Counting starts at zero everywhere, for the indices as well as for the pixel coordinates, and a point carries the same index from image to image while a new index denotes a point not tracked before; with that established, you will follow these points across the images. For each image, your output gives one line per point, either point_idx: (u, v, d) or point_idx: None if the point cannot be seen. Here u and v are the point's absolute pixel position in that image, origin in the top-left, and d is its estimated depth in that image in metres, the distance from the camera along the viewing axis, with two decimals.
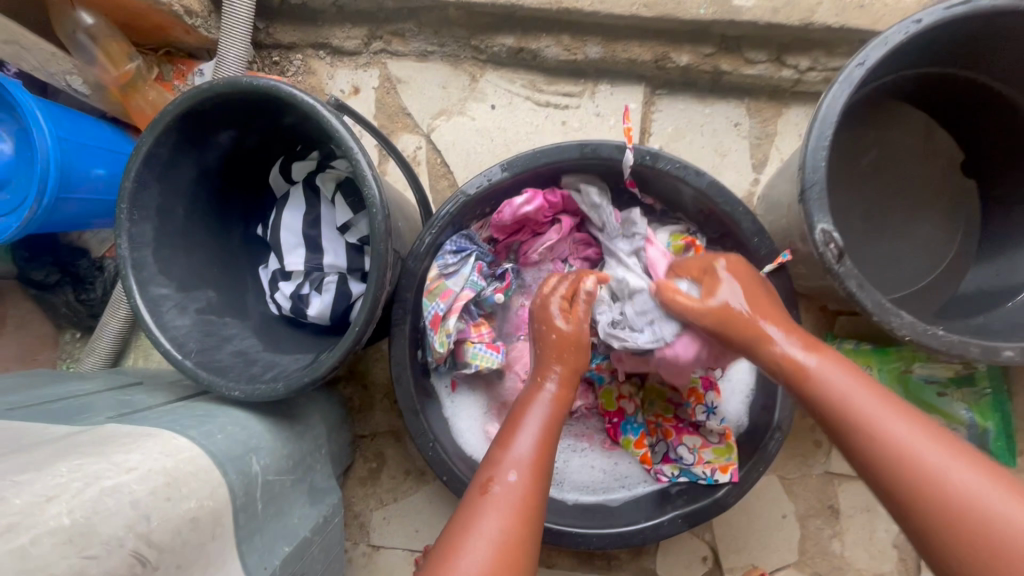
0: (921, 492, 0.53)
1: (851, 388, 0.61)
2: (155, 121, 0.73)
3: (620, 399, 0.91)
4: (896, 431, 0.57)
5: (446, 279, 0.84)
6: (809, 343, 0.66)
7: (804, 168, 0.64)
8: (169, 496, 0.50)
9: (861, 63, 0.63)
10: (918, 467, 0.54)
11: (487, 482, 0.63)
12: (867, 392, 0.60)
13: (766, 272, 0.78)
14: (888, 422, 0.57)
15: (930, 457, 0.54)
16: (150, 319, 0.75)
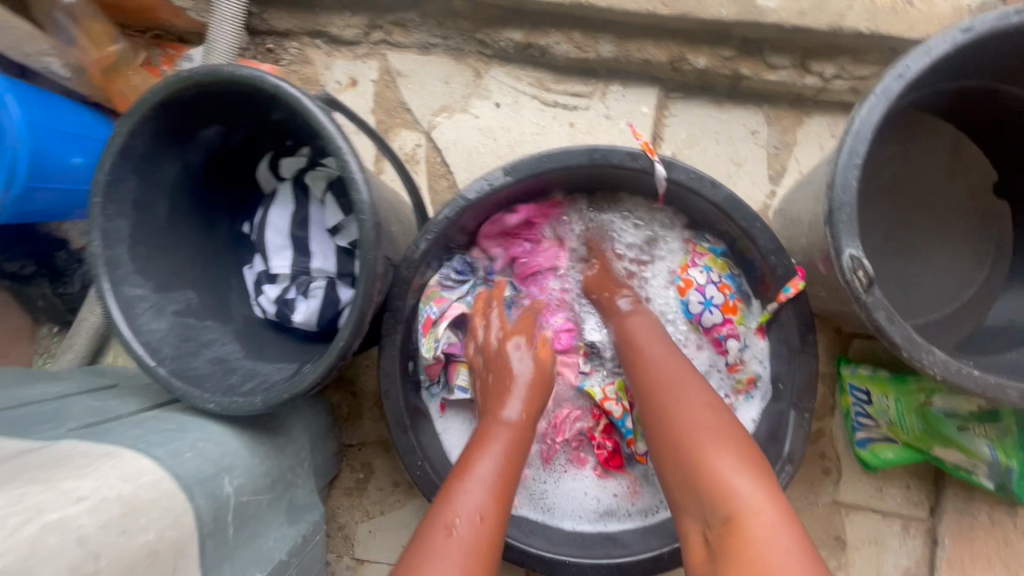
0: (699, 485, 0.57)
1: (683, 398, 0.64)
2: (131, 108, 0.67)
3: (607, 401, 0.83)
4: (699, 433, 0.60)
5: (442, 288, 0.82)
6: (657, 337, 0.74)
7: (832, 187, 0.59)
8: (123, 530, 0.46)
9: (901, 74, 0.57)
10: (685, 446, 0.60)
11: (468, 473, 0.64)
12: (696, 394, 0.65)
13: (771, 310, 0.78)
14: (699, 420, 0.61)
15: (718, 457, 0.57)
16: (123, 322, 0.70)
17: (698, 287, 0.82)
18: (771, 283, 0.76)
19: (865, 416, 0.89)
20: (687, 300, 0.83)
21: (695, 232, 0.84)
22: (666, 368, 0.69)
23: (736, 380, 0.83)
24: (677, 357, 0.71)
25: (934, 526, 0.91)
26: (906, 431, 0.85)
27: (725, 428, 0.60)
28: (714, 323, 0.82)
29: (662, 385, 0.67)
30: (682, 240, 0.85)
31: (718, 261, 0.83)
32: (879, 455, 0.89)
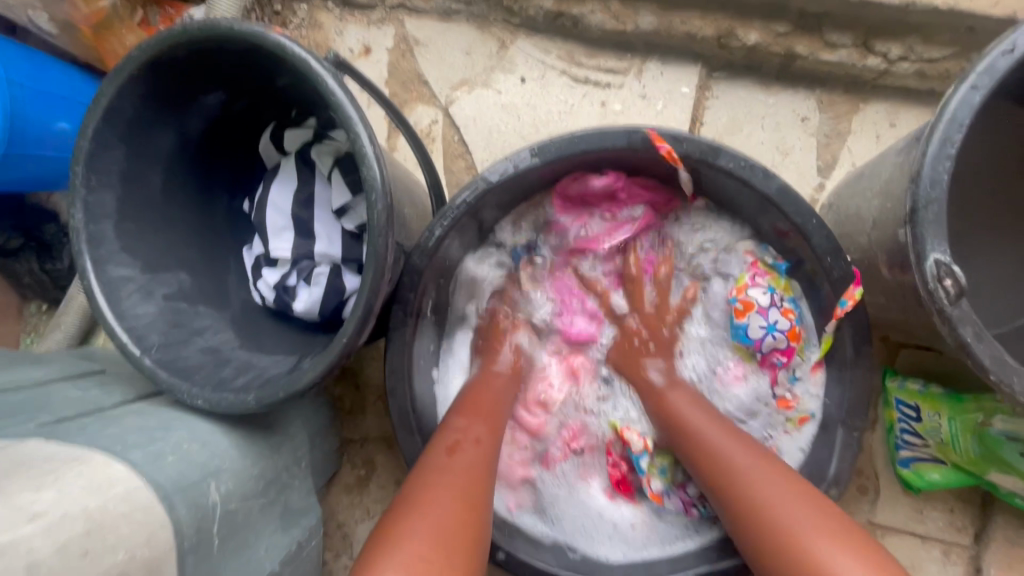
0: (766, 536, 0.52)
1: (743, 461, 0.58)
2: (117, 66, 0.60)
3: (627, 430, 0.75)
4: (776, 503, 0.53)
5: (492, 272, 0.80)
6: (696, 400, 0.68)
7: (917, 181, 0.50)
8: (87, 550, 0.40)
9: (1008, 50, 0.49)
10: (762, 521, 0.53)
11: (452, 442, 0.61)
12: (739, 443, 0.61)
13: (831, 331, 0.70)
14: (751, 469, 0.57)
15: (780, 504, 0.53)
16: (106, 305, 0.64)
17: (759, 311, 0.72)
18: (825, 287, 0.68)
19: (912, 434, 0.81)
20: (744, 325, 0.73)
21: (758, 244, 0.74)
22: (697, 414, 0.66)
23: (786, 418, 0.73)
24: (699, 401, 0.68)
25: (979, 554, 0.84)
26: (959, 453, 0.78)
27: (780, 473, 0.57)
28: (770, 349, 0.73)
29: (702, 437, 0.63)
30: (740, 254, 0.75)
31: (781, 281, 0.73)
32: (924, 477, 0.82)
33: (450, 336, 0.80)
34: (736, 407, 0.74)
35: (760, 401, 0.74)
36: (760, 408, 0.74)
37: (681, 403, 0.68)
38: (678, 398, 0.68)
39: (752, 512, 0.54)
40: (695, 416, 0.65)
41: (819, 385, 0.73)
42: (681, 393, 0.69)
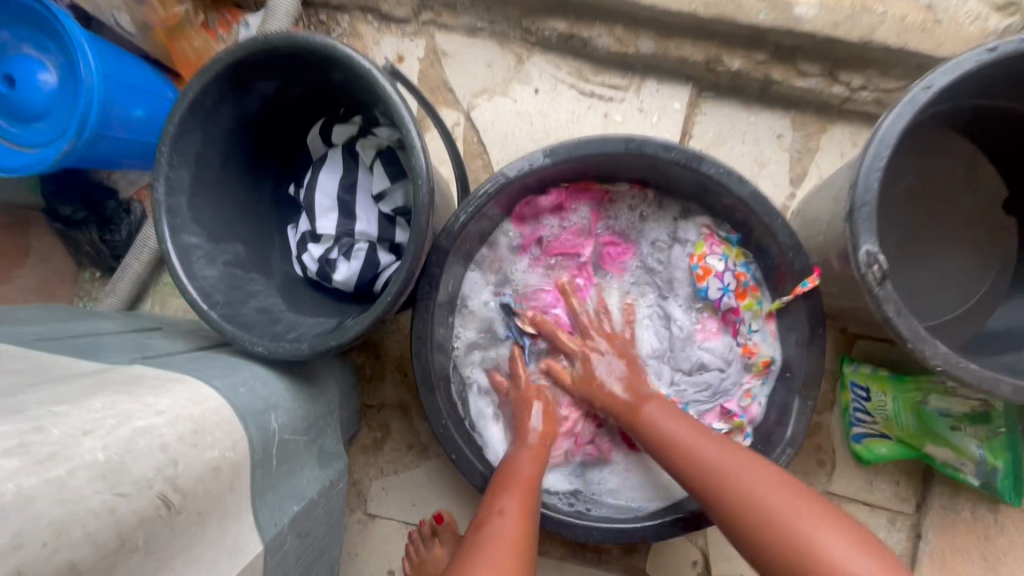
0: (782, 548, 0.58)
1: (721, 459, 0.68)
2: (203, 66, 0.72)
3: None
4: (760, 492, 0.63)
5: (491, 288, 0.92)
6: (676, 416, 0.76)
7: (855, 188, 0.63)
8: (195, 443, 0.50)
9: (927, 87, 0.62)
10: (748, 506, 0.62)
11: (488, 517, 0.68)
12: (754, 466, 0.66)
13: (785, 300, 0.82)
14: (763, 487, 0.63)
15: (797, 518, 0.59)
16: (180, 267, 0.75)
17: (715, 275, 0.87)
18: (788, 278, 0.81)
19: (864, 412, 0.93)
20: (705, 288, 0.87)
21: (713, 219, 0.88)
22: (710, 445, 0.70)
23: (752, 363, 0.87)
24: (695, 426, 0.75)
25: (919, 520, 0.96)
26: (901, 428, 0.90)
27: (795, 488, 0.63)
28: (730, 307, 0.87)
29: (679, 442, 0.72)
30: (698, 226, 0.88)
31: (733, 251, 0.87)
32: (873, 451, 0.94)
33: (461, 334, 0.90)
34: (714, 356, 0.88)
35: (731, 351, 0.88)
36: (731, 356, 0.88)
37: (692, 436, 0.72)
38: (688, 433, 0.73)
39: (769, 531, 0.60)
40: (710, 449, 0.69)
41: (773, 335, 0.86)
42: (690, 433, 0.73)
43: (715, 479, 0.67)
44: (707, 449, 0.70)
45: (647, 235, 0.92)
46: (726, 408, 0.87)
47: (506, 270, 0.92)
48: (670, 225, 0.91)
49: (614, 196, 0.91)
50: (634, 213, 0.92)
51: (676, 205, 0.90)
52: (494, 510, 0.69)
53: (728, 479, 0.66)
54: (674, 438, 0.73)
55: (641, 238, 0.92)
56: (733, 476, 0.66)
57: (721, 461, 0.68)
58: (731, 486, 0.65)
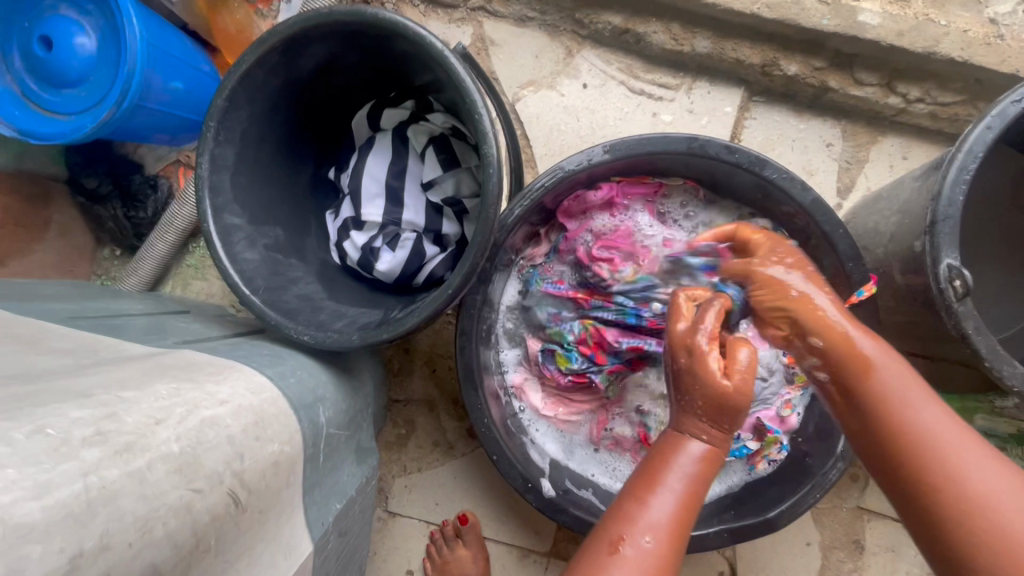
0: (968, 527, 0.48)
1: (936, 428, 0.52)
2: (260, 38, 0.68)
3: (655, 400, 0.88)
4: (963, 467, 0.50)
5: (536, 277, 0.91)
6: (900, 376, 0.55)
7: (937, 200, 0.61)
8: (258, 436, 0.47)
9: (1018, 100, 0.60)
10: (944, 475, 0.50)
11: (620, 538, 0.53)
12: (945, 419, 0.52)
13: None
14: (954, 447, 0.51)
15: (980, 481, 0.49)
16: (222, 248, 0.71)
17: None
18: (845, 290, 0.79)
19: None
20: None
21: (772, 224, 0.86)
22: (896, 385, 0.54)
23: (796, 374, 0.84)
24: (911, 381, 0.55)
25: None
26: None
27: (987, 452, 0.51)
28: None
29: (890, 401, 0.54)
30: (758, 229, 0.87)
31: None
32: None
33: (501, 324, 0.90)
34: (760, 365, 0.85)
35: (777, 359, 0.85)
36: (776, 365, 0.85)
37: (884, 380, 0.55)
38: (880, 375, 0.55)
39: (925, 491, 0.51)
40: (902, 398, 0.54)
41: None
42: (894, 375, 0.55)
43: (900, 433, 0.53)
44: (895, 391, 0.54)
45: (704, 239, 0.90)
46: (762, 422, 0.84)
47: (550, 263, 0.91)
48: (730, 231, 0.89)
49: (668, 189, 0.90)
50: (688, 209, 0.91)
51: (732, 208, 0.89)
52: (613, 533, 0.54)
53: (917, 432, 0.52)
54: (854, 368, 0.56)
55: (695, 240, 0.90)
56: (926, 432, 0.52)
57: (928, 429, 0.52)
58: (916, 442, 0.52)
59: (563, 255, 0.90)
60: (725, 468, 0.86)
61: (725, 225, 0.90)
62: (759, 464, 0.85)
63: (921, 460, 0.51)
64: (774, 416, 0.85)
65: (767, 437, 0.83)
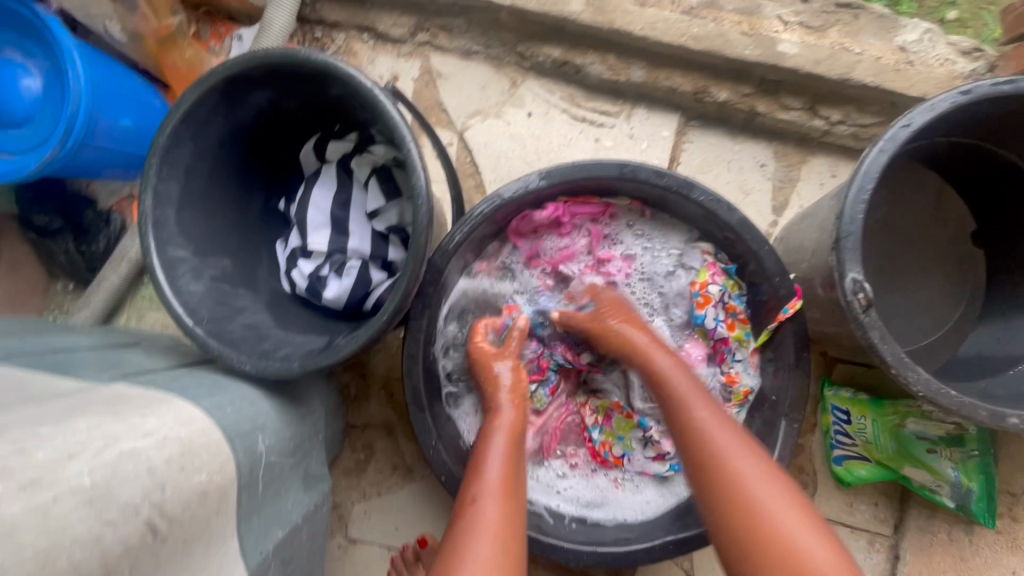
0: (747, 531, 0.58)
1: (744, 464, 0.62)
2: (201, 79, 0.71)
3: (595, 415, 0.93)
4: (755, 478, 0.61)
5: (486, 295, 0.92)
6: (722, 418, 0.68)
7: (840, 218, 0.66)
8: (183, 466, 0.48)
9: (906, 125, 0.65)
10: (742, 491, 0.60)
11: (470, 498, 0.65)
12: (752, 455, 0.64)
13: (771, 329, 0.84)
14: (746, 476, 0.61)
15: (788, 522, 0.57)
16: (165, 281, 0.72)
17: (713, 304, 0.88)
18: (774, 305, 0.83)
19: (844, 434, 0.95)
20: (703, 316, 0.88)
21: (713, 247, 0.88)
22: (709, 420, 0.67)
23: (733, 393, 0.88)
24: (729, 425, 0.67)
25: (898, 542, 0.98)
26: (881, 451, 0.93)
27: (772, 474, 0.62)
28: (721, 337, 0.88)
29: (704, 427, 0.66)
30: (700, 253, 0.89)
31: (731, 282, 0.88)
32: (853, 472, 0.96)
33: (452, 343, 0.91)
34: (698, 383, 0.89)
35: (714, 379, 0.89)
36: (714, 384, 0.89)
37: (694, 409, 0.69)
38: (693, 407, 0.69)
39: (737, 508, 0.59)
40: (733, 449, 0.64)
41: (753, 368, 0.88)
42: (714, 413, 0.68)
43: (714, 461, 0.63)
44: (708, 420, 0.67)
45: (651, 258, 0.92)
46: None
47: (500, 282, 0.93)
48: (676, 249, 0.91)
49: (616, 211, 0.91)
50: (635, 229, 0.92)
51: (680, 230, 0.90)
52: (468, 497, 0.65)
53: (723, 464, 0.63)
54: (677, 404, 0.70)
55: (643, 258, 0.92)
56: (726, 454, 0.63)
57: (732, 451, 0.64)
58: (719, 468, 0.63)
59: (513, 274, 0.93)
60: (669, 480, 0.89)
61: (672, 244, 0.91)
62: None
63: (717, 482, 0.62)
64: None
65: None
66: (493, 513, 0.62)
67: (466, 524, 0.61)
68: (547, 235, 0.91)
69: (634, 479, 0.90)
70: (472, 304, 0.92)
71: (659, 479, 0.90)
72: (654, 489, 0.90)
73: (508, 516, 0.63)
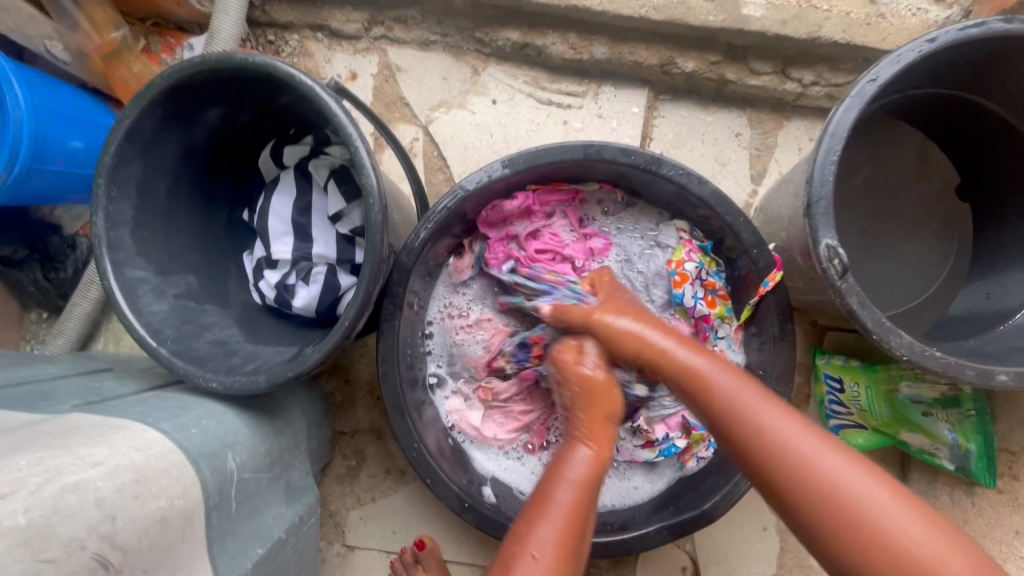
0: (846, 531, 0.54)
1: (822, 457, 0.56)
2: (140, 92, 0.68)
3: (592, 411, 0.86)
4: (847, 479, 0.55)
5: (460, 288, 0.90)
6: (784, 409, 0.61)
7: (811, 182, 0.63)
8: (137, 494, 0.47)
9: (873, 80, 0.62)
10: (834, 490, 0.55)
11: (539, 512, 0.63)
12: (816, 441, 0.58)
13: (752, 304, 0.82)
14: (832, 467, 0.56)
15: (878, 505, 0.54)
16: (124, 303, 0.70)
17: (691, 282, 0.85)
18: (754, 280, 0.80)
19: (839, 403, 0.93)
20: (681, 295, 0.85)
21: (688, 224, 0.86)
22: (787, 435, 0.58)
23: None
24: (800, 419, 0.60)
25: None
26: (876, 417, 0.90)
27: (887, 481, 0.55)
28: (703, 315, 0.86)
29: (760, 428, 0.59)
30: (675, 231, 0.87)
31: (708, 258, 0.86)
32: (851, 442, 0.94)
33: (429, 341, 0.90)
34: None
35: None
36: None
37: (774, 422, 0.59)
38: (770, 419, 0.60)
39: (799, 475, 0.56)
40: (799, 445, 0.58)
41: (739, 343, 0.86)
42: (752, 394, 0.62)
43: (775, 447, 0.58)
44: (785, 431, 0.59)
45: (626, 240, 0.90)
46: (689, 418, 0.86)
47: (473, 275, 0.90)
48: (651, 229, 0.89)
49: (585, 194, 0.89)
50: (606, 209, 0.90)
51: (651, 213, 0.89)
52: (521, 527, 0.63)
53: (799, 457, 0.57)
54: (753, 421, 0.60)
55: (618, 241, 0.90)
56: (818, 460, 0.56)
57: (813, 455, 0.57)
58: (784, 453, 0.58)
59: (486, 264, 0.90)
60: (657, 465, 0.89)
61: (647, 224, 0.90)
62: (688, 462, 0.87)
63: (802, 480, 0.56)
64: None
65: (694, 433, 0.86)
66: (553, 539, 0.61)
67: (524, 538, 0.62)
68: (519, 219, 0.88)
69: (622, 466, 0.89)
70: (450, 299, 0.90)
71: (647, 466, 0.89)
72: (642, 475, 0.89)
73: (569, 533, 0.62)
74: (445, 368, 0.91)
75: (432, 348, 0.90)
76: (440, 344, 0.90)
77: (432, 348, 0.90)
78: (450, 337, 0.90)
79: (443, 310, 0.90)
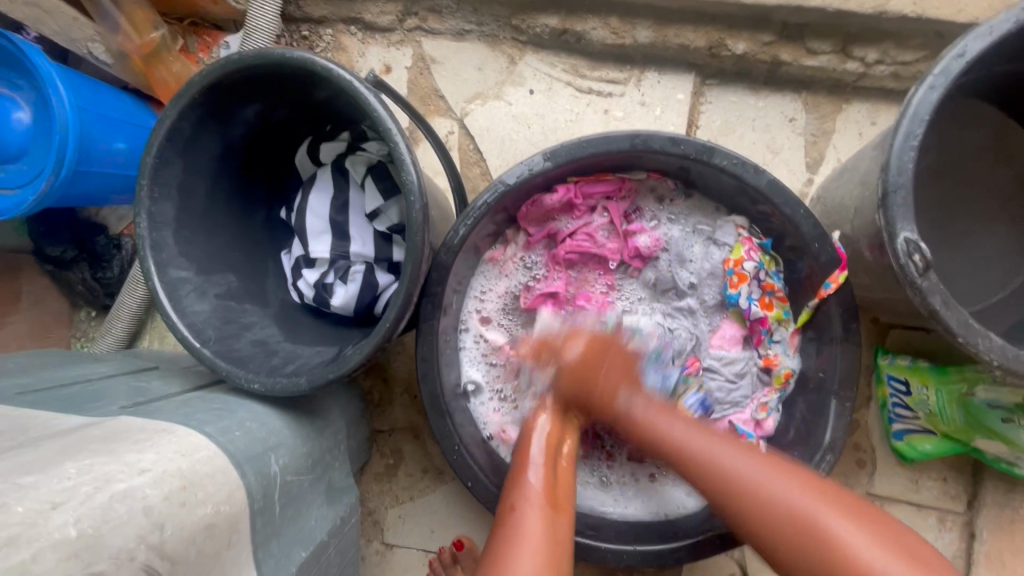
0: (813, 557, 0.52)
1: (789, 496, 0.56)
2: (179, 92, 0.68)
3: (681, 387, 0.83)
4: (834, 526, 0.53)
5: (498, 281, 0.87)
6: (769, 464, 0.59)
7: (886, 170, 0.58)
8: (184, 501, 0.46)
9: (959, 55, 0.56)
10: (813, 529, 0.53)
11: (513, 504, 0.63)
12: (792, 485, 0.57)
13: (811, 306, 0.77)
14: (815, 509, 0.54)
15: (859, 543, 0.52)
16: (168, 303, 0.70)
17: (750, 281, 0.81)
18: (816, 278, 0.75)
19: (903, 407, 0.87)
20: (737, 295, 0.81)
21: (748, 221, 0.81)
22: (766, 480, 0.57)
23: (773, 376, 0.82)
24: (773, 468, 0.58)
25: (973, 519, 0.90)
26: (948, 423, 0.84)
27: (844, 506, 0.55)
28: (759, 317, 0.81)
29: (744, 483, 0.58)
30: (734, 227, 0.82)
31: (768, 257, 0.81)
32: (917, 448, 0.88)
33: (461, 341, 0.86)
34: (728, 367, 0.83)
35: (751, 363, 0.84)
36: (750, 368, 0.83)
37: (762, 482, 0.57)
38: (766, 483, 0.57)
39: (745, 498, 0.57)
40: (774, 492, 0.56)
41: (795, 348, 0.81)
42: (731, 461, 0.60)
43: (756, 501, 0.57)
44: (749, 474, 0.58)
45: (680, 236, 0.85)
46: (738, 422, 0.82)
47: (511, 269, 0.87)
48: (706, 223, 0.84)
49: (633, 185, 0.84)
50: (653, 200, 0.85)
51: (706, 206, 0.84)
52: (507, 504, 0.63)
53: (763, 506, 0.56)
54: (729, 483, 0.59)
55: (669, 236, 0.85)
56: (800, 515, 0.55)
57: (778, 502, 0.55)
58: (764, 510, 0.56)
59: (529, 259, 0.88)
60: None
61: (702, 218, 0.85)
62: None
63: (811, 542, 0.53)
64: (749, 420, 0.82)
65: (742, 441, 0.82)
66: (536, 525, 0.60)
67: (506, 536, 0.59)
68: (562, 211, 0.84)
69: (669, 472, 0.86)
70: (486, 295, 0.87)
71: None
72: None
73: (550, 527, 0.60)
74: (479, 371, 0.87)
75: (464, 345, 0.87)
76: (475, 345, 0.87)
77: (466, 348, 0.87)
78: (487, 335, 0.87)
79: (478, 307, 0.87)
